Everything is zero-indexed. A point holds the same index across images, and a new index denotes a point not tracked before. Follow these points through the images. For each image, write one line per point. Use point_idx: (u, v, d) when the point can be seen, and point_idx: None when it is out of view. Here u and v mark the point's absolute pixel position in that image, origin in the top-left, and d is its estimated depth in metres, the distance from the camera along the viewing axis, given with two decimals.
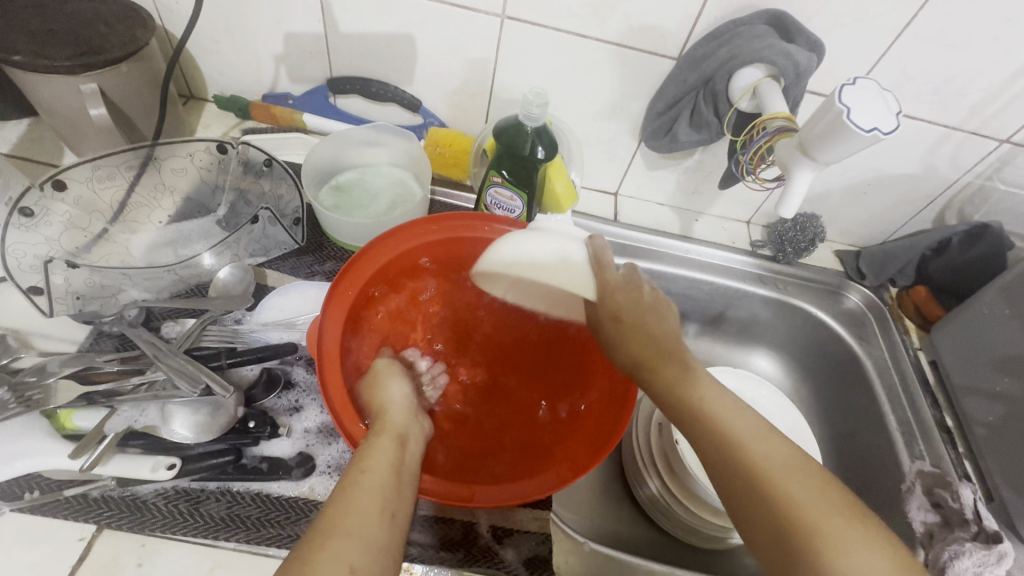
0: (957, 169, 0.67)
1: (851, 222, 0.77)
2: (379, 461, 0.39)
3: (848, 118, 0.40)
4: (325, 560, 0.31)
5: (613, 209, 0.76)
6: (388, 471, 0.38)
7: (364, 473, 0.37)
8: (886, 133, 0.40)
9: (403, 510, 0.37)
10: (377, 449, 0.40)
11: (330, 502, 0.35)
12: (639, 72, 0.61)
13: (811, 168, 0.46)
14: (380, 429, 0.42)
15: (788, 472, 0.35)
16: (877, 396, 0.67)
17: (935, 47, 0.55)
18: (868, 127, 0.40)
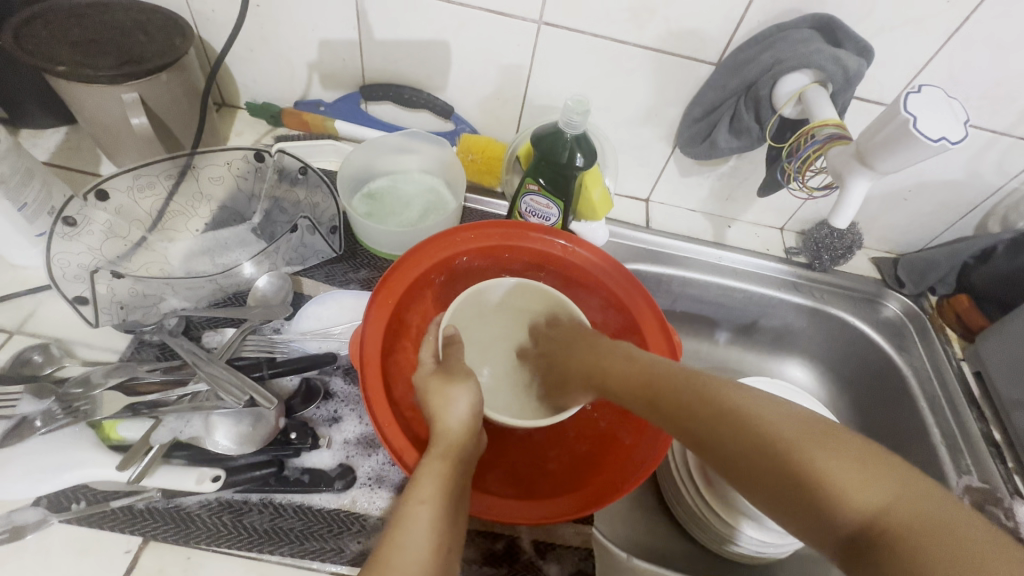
0: (1002, 175, 0.65)
1: (889, 229, 0.75)
2: (430, 484, 0.38)
3: (914, 127, 0.40)
4: None
5: (645, 215, 0.75)
6: (444, 496, 0.38)
7: (415, 499, 0.37)
8: (954, 142, 0.39)
9: (456, 538, 0.37)
10: (427, 473, 0.39)
11: (385, 532, 0.36)
12: (676, 77, 0.60)
13: (868, 176, 0.45)
14: (433, 449, 0.41)
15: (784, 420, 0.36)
16: (919, 407, 0.65)
17: (987, 51, 0.54)
18: (936, 136, 0.40)
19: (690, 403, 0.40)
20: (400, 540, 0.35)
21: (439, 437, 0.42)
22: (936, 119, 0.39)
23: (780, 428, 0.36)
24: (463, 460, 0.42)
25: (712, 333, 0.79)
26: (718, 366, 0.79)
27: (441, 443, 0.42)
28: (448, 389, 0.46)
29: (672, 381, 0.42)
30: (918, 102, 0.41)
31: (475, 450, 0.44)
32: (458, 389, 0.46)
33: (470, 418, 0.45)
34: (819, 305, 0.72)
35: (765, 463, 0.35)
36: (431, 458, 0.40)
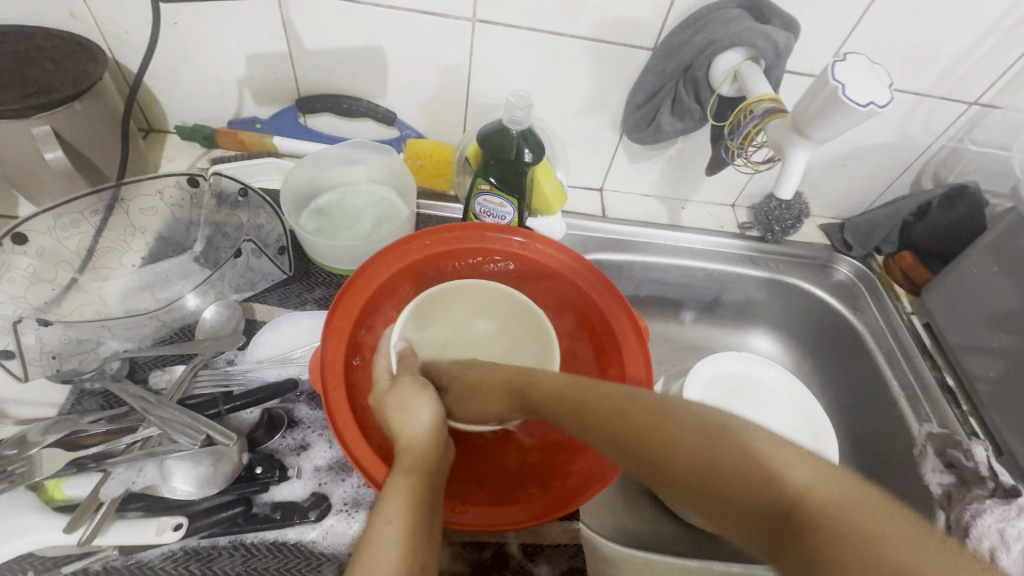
0: (930, 135, 0.68)
1: (833, 196, 0.78)
2: (398, 513, 0.36)
3: (843, 94, 0.41)
4: None
5: (600, 204, 0.76)
6: (410, 514, 0.36)
7: (384, 539, 0.34)
8: (882, 106, 0.41)
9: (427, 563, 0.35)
10: (393, 495, 0.37)
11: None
12: (614, 65, 0.61)
13: (806, 147, 0.46)
14: (403, 469, 0.40)
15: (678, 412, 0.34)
16: (877, 364, 0.68)
17: (903, 17, 0.56)
18: (864, 101, 0.41)
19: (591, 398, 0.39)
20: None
21: (403, 455, 0.41)
22: (863, 85, 0.40)
23: (737, 434, 0.31)
24: (432, 476, 0.40)
25: (678, 313, 0.80)
26: (685, 346, 0.80)
27: (400, 471, 0.39)
28: (408, 400, 0.44)
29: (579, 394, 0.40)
30: (847, 68, 0.42)
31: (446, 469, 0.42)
32: (417, 399, 0.45)
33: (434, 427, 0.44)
34: (776, 276, 0.75)
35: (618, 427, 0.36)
36: (393, 486, 0.38)
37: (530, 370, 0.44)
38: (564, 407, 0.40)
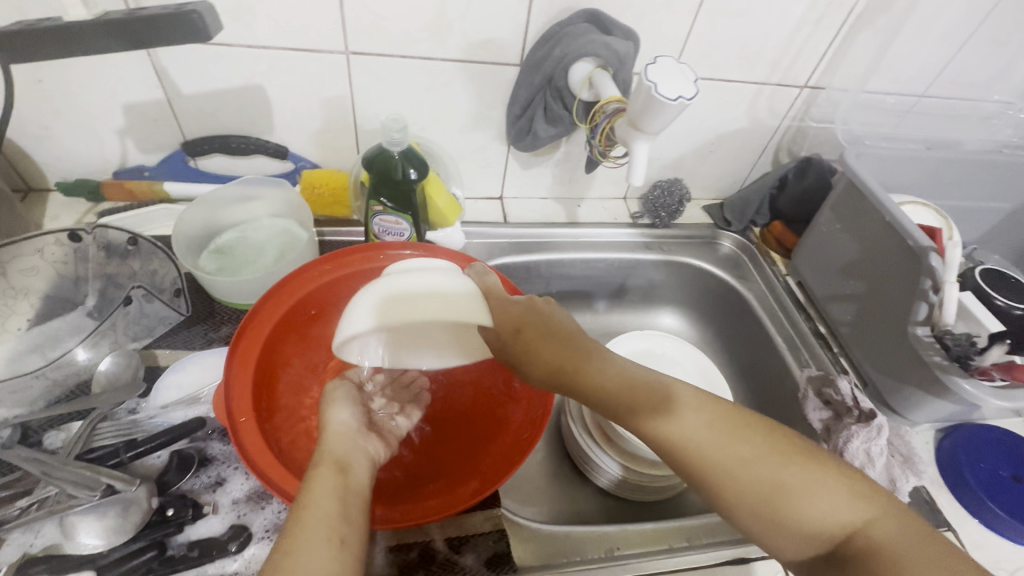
0: (776, 116, 0.78)
1: (710, 179, 0.86)
2: (323, 507, 0.38)
3: (656, 92, 0.47)
4: None
5: (502, 211, 0.80)
6: (337, 502, 0.38)
7: (308, 532, 0.36)
8: (689, 98, 0.47)
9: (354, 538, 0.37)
10: (317, 487, 0.39)
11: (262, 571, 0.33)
12: (488, 82, 0.66)
13: (645, 139, 0.52)
14: (316, 462, 0.42)
15: (740, 450, 0.39)
16: (763, 324, 0.76)
17: (728, 19, 0.65)
18: (674, 96, 0.47)
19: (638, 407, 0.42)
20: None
21: (319, 451, 0.43)
22: (669, 82, 0.46)
23: (790, 492, 0.38)
24: (352, 470, 0.42)
25: (590, 304, 0.85)
26: (600, 333, 0.85)
27: (325, 472, 0.40)
28: (330, 405, 0.48)
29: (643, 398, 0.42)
30: (658, 71, 0.48)
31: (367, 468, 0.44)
32: (335, 405, 0.48)
33: (350, 430, 0.46)
34: (670, 257, 0.82)
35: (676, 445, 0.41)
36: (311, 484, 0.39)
37: (584, 365, 0.43)
38: (616, 408, 0.42)
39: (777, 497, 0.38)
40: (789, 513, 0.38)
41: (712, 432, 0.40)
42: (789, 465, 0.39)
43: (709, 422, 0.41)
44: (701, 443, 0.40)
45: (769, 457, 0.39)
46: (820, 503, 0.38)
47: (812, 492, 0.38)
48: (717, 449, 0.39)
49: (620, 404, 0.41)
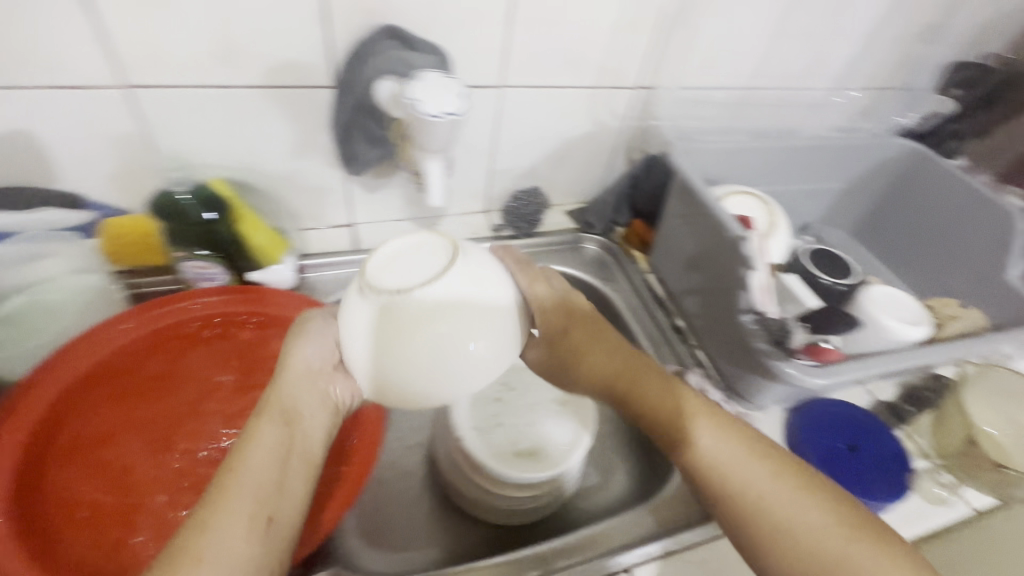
0: (617, 118, 0.79)
1: (569, 185, 0.86)
2: (258, 472, 0.41)
3: (420, 109, 0.53)
4: (213, 548, 0.36)
5: (352, 239, 0.76)
6: (264, 462, 0.41)
7: (234, 500, 0.39)
8: (448, 114, 0.54)
9: (286, 512, 0.41)
10: (258, 441, 0.42)
11: (183, 525, 0.37)
12: (303, 106, 0.62)
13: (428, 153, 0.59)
14: (260, 411, 0.45)
15: (767, 486, 0.44)
16: (626, 323, 0.76)
17: (544, 27, 0.64)
18: (435, 112, 0.54)
19: (675, 438, 0.48)
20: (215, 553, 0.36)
21: (263, 401, 0.46)
22: (430, 100, 0.53)
23: (803, 531, 0.41)
24: (299, 436, 0.45)
25: None
26: None
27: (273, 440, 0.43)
28: (296, 341, 0.48)
29: (676, 426, 0.48)
30: (423, 86, 0.54)
31: (318, 428, 0.47)
32: (302, 339, 0.48)
33: (312, 372, 0.47)
34: None
35: (698, 484, 0.46)
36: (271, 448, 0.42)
37: (642, 386, 0.51)
38: (663, 428, 0.49)
39: (801, 543, 0.41)
40: (818, 557, 0.41)
41: (728, 468, 0.45)
42: (813, 505, 0.43)
43: (730, 454, 0.45)
44: (722, 477, 0.45)
45: (793, 493, 0.43)
46: (849, 550, 0.40)
47: (835, 534, 0.41)
48: (740, 484, 0.44)
49: (651, 427, 0.50)
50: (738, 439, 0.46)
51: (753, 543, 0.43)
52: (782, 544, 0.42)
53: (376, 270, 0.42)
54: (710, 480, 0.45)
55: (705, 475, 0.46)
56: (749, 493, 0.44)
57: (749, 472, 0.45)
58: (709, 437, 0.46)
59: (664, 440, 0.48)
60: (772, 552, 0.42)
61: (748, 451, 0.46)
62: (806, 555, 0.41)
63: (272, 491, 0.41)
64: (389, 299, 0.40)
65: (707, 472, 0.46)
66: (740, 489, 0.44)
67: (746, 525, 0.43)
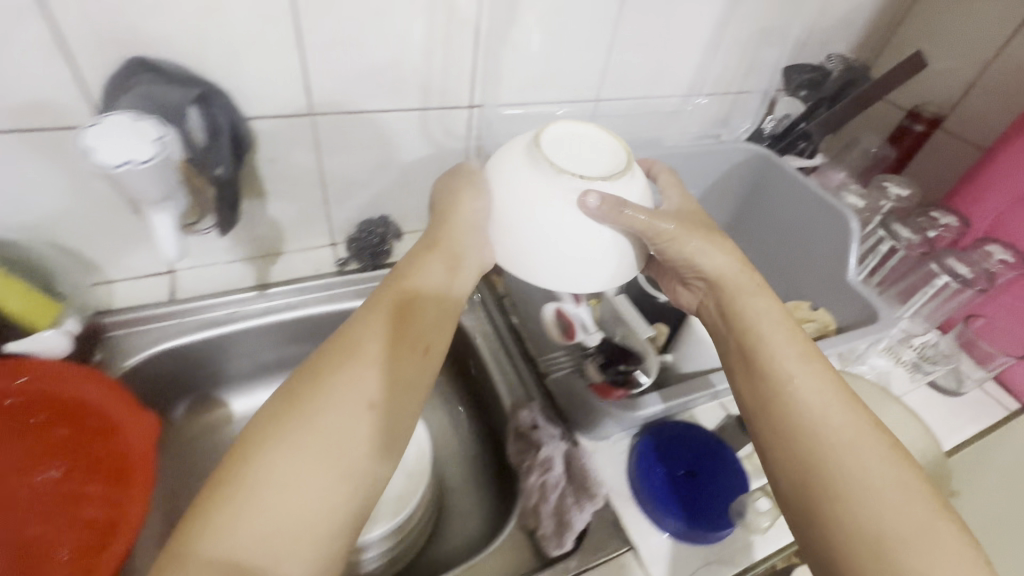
0: (456, 138, 0.75)
1: (422, 209, 0.82)
2: (354, 382, 0.46)
3: (94, 158, 0.45)
4: (273, 475, 0.40)
5: (170, 288, 0.69)
6: (352, 375, 0.46)
7: (361, 363, 0.47)
8: (136, 164, 0.45)
9: (381, 398, 0.46)
10: (367, 336, 0.48)
11: (250, 437, 0.42)
12: (65, 151, 0.54)
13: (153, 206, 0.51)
14: (342, 332, 0.49)
15: (830, 420, 0.44)
16: (478, 350, 0.70)
17: (344, 50, 0.60)
18: (117, 162, 0.45)
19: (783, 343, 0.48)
20: (314, 427, 0.43)
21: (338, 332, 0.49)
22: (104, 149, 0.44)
23: (842, 476, 0.41)
24: (386, 328, 0.49)
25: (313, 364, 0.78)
26: None
27: (400, 312, 0.50)
28: (413, 264, 0.54)
29: (751, 343, 0.50)
30: (101, 134, 0.45)
31: (481, 266, 0.57)
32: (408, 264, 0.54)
33: (422, 277, 0.53)
34: None
35: (767, 396, 0.47)
36: (431, 306, 0.52)
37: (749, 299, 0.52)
38: (749, 341, 0.50)
39: (830, 493, 0.41)
40: (849, 515, 0.40)
41: (813, 390, 0.46)
42: (870, 449, 0.42)
43: (807, 386, 0.46)
44: (793, 402, 0.45)
45: (865, 434, 0.43)
46: (883, 507, 0.39)
47: (869, 485, 0.40)
48: (810, 410, 0.45)
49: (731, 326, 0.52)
50: (801, 356, 0.48)
51: (790, 476, 0.44)
52: (814, 487, 0.42)
53: (551, 147, 0.50)
54: (773, 403, 0.46)
55: (774, 388, 0.47)
56: (811, 423, 0.44)
57: (814, 401, 0.45)
58: (780, 343, 0.48)
59: (741, 358, 0.50)
60: (813, 503, 0.42)
61: (810, 365, 0.47)
62: (847, 496, 0.41)
63: (346, 377, 0.46)
64: (571, 184, 0.47)
65: (779, 395, 0.46)
66: (784, 394, 0.46)
67: (799, 463, 0.43)
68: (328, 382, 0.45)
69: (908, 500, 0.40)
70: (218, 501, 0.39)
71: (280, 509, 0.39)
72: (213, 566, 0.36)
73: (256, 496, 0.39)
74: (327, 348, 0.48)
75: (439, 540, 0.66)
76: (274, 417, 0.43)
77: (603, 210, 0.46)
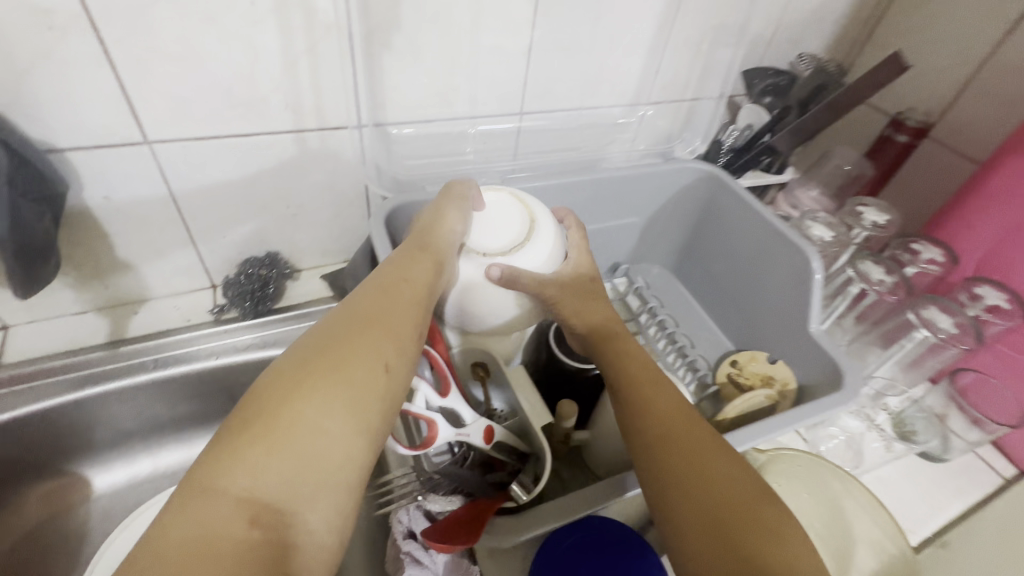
0: (349, 162, 0.63)
1: (321, 243, 0.71)
2: (361, 351, 0.35)
3: None
4: (240, 468, 0.29)
5: (2, 348, 0.59)
6: (354, 350, 0.35)
7: (370, 334, 0.36)
8: None
9: (402, 364, 0.37)
10: (376, 304, 0.39)
11: (312, 366, 0.34)
12: None
13: None
14: (379, 283, 0.41)
15: (699, 433, 0.41)
16: None
17: (171, 64, 0.48)
18: None
19: (642, 370, 0.47)
20: (348, 372, 0.34)
21: (414, 270, 0.43)
22: None
23: (715, 481, 0.38)
24: (418, 295, 0.41)
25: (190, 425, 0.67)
26: None
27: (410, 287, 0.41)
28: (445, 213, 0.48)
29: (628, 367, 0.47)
30: None
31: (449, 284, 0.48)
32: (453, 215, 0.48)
33: (430, 248, 0.45)
34: (264, 355, 0.64)
35: (643, 421, 0.43)
36: (425, 279, 0.43)
37: (618, 330, 0.51)
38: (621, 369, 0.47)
39: (715, 486, 0.38)
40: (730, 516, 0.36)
41: (674, 407, 0.43)
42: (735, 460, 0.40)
43: (674, 400, 0.44)
44: (666, 409, 0.43)
45: (728, 452, 0.41)
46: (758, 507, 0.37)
47: (741, 489, 0.38)
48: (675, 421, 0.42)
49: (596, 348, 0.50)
50: (666, 383, 0.46)
51: (680, 482, 0.39)
52: (700, 491, 0.38)
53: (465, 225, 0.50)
54: (652, 421, 0.43)
55: (644, 402, 0.44)
56: (681, 431, 0.41)
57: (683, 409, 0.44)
58: (644, 368, 0.47)
59: (614, 380, 0.47)
60: (700, 501, 0.37)
61: (668, 389, 0.45)
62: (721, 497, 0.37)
63: (344, 350, 0.35)
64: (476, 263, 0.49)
65: (660, 408, 0.43)
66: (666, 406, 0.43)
67: (674, 470, 0.39)
68: (388, 311, 0.38)
69: (745, 480, 0.39)
70: (235, 443, 0.30)
71: (301, 469, 0.30)
72: (241, 507, 0.28)
73: (298, 430, 0.31)
74: (377, 281, 0.41)
75: None
76: (321, 343, 0.35)
77: (506, 280, 0.48)
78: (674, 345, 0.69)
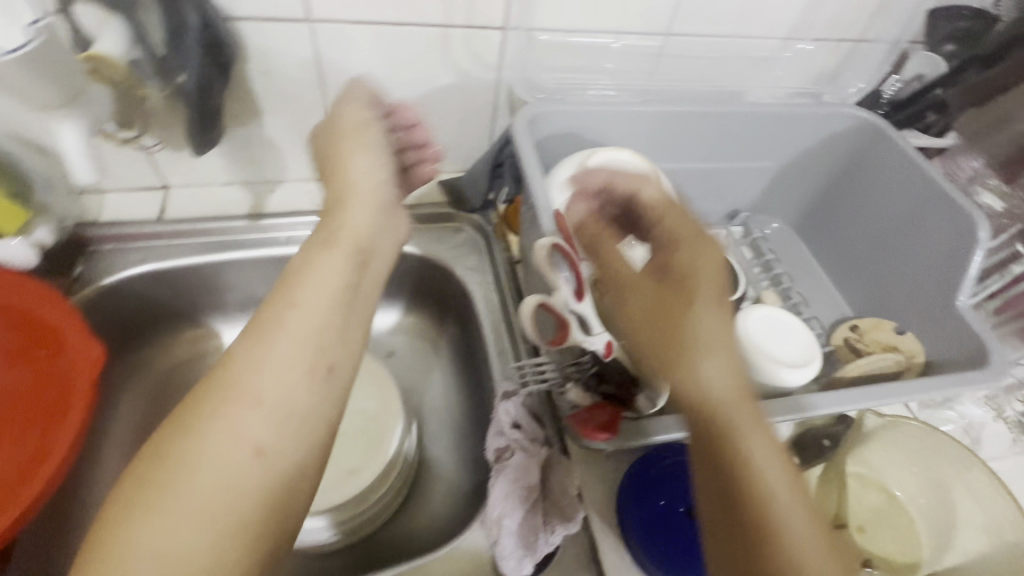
0: (486, 67, 0.62)
1: (442, 149, 0.71)
2: (236, 392, 0.34)
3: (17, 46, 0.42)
4: (132, 508, 0.30)
5: (162, 204, 0.65)
6: (202, 405, 0.34)
7: (262, 366, 0.35)
8: None
9: (277, 403, 0.35)
10: (254, 336, 0.36)
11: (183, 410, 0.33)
12: None
13: None
14: (275, 298, 0.38)
15: (775, 467, 0.32)
16: (482, 324, 0.63)
17: None
18: None
19: (701, 372, 0.34)
20: (203, 426, 0.33)
21: (305, 277, 0.40)
22: None
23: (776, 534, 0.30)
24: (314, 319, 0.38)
25: None
26: None
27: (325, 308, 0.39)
28: (346, 150, 0.48)
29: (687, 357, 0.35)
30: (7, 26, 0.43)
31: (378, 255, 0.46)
32: (353, 149, 0.49)
33: (361, 244, 0.44)
34: None
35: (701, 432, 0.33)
36: (341, 293, 0.40)
37: (698, 272, 0.38)
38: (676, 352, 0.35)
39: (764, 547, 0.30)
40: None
41: (755, 425, 0.33)
42: (798, 509, 0.31)
43: (740, 430, 0.33)
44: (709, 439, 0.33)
45: (803, 494, 0.32)
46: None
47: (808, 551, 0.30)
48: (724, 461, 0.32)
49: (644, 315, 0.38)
50: (740, 391, 0.34)
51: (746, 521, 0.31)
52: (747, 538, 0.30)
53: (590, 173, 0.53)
54: (714, 434, 0.33)
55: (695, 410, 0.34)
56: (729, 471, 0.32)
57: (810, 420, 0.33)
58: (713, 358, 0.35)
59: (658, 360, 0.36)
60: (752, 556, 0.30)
61: (750, 400, 0.34)
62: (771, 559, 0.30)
63: (208, 399, 0.34)
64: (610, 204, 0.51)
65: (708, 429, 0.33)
66: (716, 441, 0.33)
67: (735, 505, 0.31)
68: (273, 344, 0.36)
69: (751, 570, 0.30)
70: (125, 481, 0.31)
71: (186, 515, 0.30)
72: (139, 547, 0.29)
73: (161, 480, 0.31)
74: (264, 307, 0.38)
75: (404, 513, 0.61)
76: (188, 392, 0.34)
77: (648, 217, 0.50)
78: (788, 301, 0.66)
